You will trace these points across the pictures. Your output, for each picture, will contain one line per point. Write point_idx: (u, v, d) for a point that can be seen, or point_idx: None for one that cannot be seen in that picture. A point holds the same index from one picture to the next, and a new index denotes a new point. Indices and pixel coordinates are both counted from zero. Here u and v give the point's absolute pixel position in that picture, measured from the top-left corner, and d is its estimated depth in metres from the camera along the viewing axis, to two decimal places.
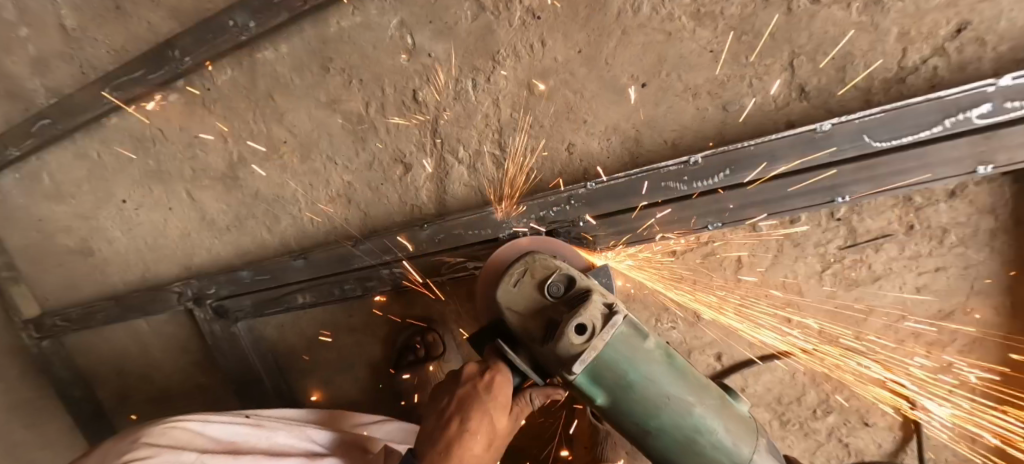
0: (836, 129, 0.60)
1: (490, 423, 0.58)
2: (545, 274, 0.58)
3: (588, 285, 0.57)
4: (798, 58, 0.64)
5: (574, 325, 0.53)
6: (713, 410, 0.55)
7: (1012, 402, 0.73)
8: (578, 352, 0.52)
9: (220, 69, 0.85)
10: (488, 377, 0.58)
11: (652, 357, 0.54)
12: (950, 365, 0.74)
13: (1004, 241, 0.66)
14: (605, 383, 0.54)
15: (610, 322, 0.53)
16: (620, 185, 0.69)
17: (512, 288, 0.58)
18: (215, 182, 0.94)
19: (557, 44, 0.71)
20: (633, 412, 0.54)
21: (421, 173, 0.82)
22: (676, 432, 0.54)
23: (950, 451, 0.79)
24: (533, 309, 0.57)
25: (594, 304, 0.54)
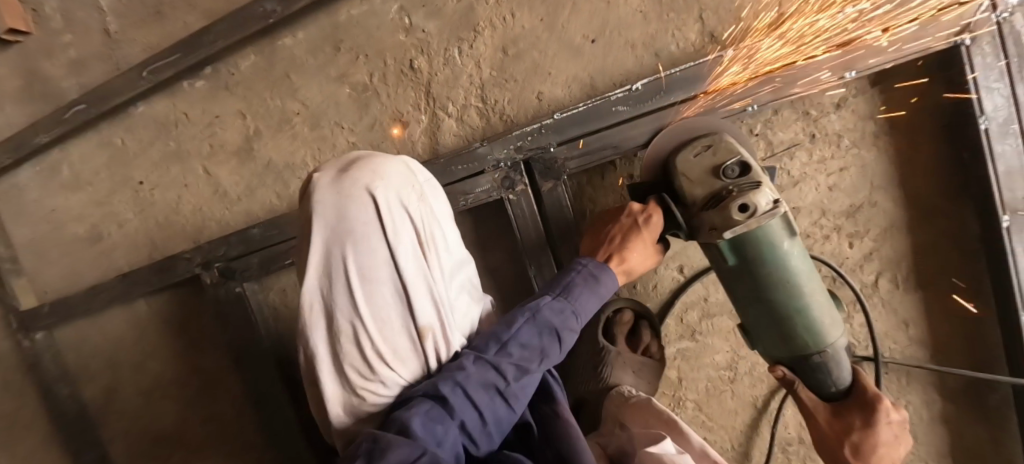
0: (738, 54, 0.80)
1: (640, 251, 0.72)
2: (727, 157, 0.66)
3: (759, 178, 0.63)
4: (703, 13, 0.86)
5: (738, 203, 0.61)
6: (817, 301, 0.68)
7: (925, 283, 0.89)
8: (734, 224, 0.62)
9: (245, 56, 1.03)
10: (648, 215, 0.72)
11: (790, 252, 0.65)
12: (871, 254, 0.89)
13: (886, 141, 0.85)
14: (744, 256, 0.65)
15: (770, 211, 0.62)
16: (581, 112, 0.86)
17: (692, 157, 0.68)
18: (231, 156, 1.07)
19: (524, 15, 0.91)
20: (754, 284, 0.67)
21: (417, 128, 0.98)
22: (774, 303, 0.67)
23: (884, 338, 0.93)
24: (701, 179, 0.66)
25: (761, 193, 0.62)
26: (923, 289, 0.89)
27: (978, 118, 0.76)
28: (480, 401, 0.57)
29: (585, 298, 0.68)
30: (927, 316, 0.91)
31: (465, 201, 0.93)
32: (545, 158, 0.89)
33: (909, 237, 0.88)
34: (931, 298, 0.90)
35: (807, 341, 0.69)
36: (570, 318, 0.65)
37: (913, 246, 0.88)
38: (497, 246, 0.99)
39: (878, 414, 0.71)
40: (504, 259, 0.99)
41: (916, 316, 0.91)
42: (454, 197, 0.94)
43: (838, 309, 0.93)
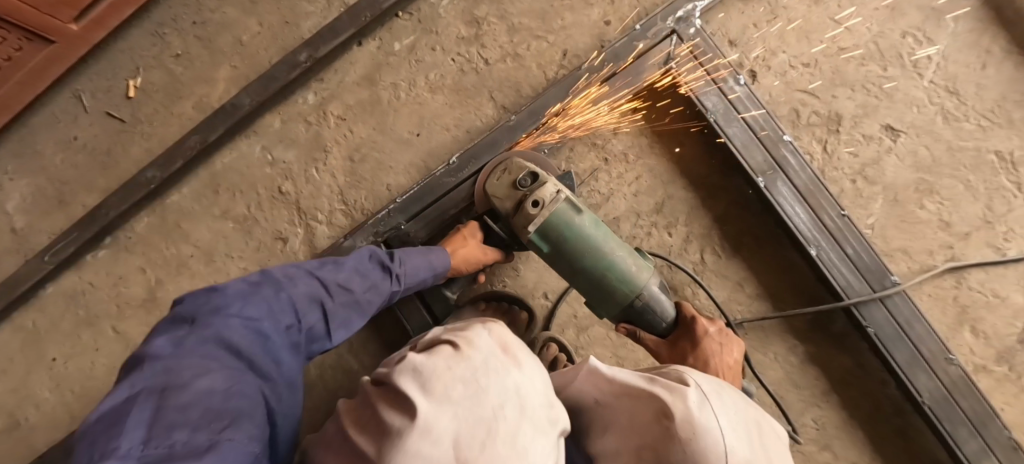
0: (519, 118, 1.03)
1: (466, 247, 0.98)
2: (519, 172, 0.87)
3: (546, 178, 0.84)
4: (493, 93, 1.09)
5: (530, 202, 0.82)
6: (622, 257, 0.83)
7: (740, 248, 1.04)
8: (532, 218, 0.82)
9: (139, 219, 1.19)
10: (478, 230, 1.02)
11: (582, 224, 0.82)
12: (689, 237, 1.05)
13: (660, 147, 1.06)
14: (548, 239, 0.83)
15: (556, 198, 0.82)
16: (417, 192, 1.05)
17: (496, 182, 0.88)
18: (138, 308, 1.18)
19: (361, 129, 1.13)
20: (567, 259, 0.83)
21: (296, 240, 1.14)
22: (588, 266, 0.83)
23: (733, 305, 1.05)
24: (507, 194, 0.87)
25: (547, 187, 0.82)
26: (741, 254, 1.04)
27: (705, 113, 1.00)
28: (302, 303, 0.74)
29: (410, 253, 0.91)
30: (754, 276, 1.04)
31: None
32: (401, 236, 1.04)
33: (711, 215, 1.05)
34: (750, 261, 1.04)
35: (625, 290, 0.83)
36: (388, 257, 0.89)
37: (717, 222, 1.05)
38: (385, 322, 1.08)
39: (699, 333, 0.86)
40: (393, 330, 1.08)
41: (748, 277, 1.05)
42: None
43: (686, 291, 1.06)
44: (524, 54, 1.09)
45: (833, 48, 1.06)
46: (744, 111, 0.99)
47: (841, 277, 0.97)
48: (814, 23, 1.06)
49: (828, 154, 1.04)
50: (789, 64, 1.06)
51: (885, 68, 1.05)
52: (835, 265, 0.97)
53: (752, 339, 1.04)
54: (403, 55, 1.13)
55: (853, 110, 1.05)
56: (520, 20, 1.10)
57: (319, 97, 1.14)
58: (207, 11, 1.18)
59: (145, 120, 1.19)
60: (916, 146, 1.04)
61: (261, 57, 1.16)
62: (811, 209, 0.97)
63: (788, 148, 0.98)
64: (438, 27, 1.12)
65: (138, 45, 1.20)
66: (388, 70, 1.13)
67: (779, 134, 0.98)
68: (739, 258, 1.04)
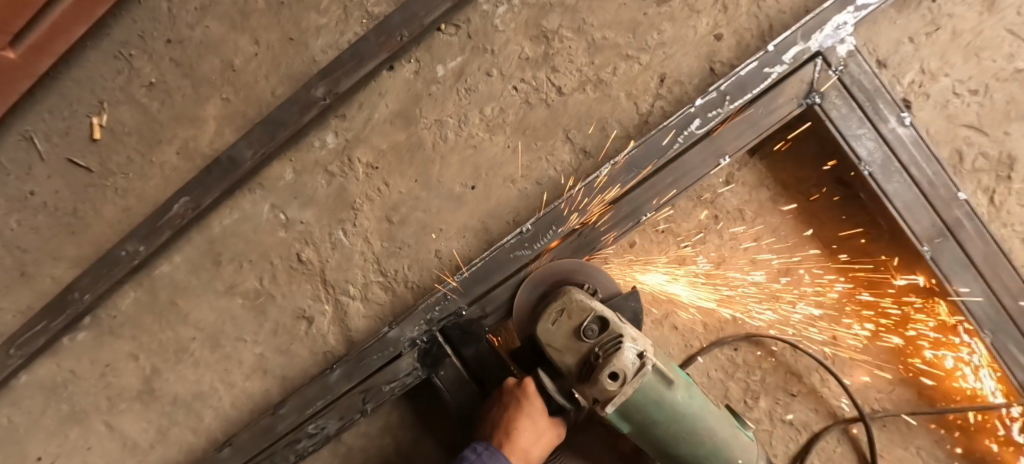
0: (612, 171, 0.79)
1: (531, 429, 0.72)
2: (581, 316, 0.64)
3: (621, 331, 0.63)
4: (569, 132, 0.85)
5: (606, 375, 0.60)
6: (722, 437, 0.70)
7: (882, 325, 0.84)
8: (612, 396, 0.62)
9: (124, 295, 0.96)
10: (531, 388, 0.72)
11: (675, 404, 0.67)
12: (819, 311, 0.85)
13: (785, 201, 0.84)
14: (633, 417, 0.67)
15: (640, 370, 0.62)
16: (480, 268, 0.81)
17: (551, 325, 0.65)
18: (131, 403, 0.96)
19: (398, 181, 0.89)
20: (656, 437, 0.69)
21: (323, 320, 0.91)
22: (680, 445, 0.69)
23: (873, 392, 0.84)
24: (567, 345, 0.64)
25: (626, 352, 0.62)
26: (883, 331, 0.84)
27: (860, 166, 0.75)
28: None
29: None
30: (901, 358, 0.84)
31: (391, 388, 0.84)
32: (460, 324, 0.82)
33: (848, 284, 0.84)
34: (897, 340, 0.84)
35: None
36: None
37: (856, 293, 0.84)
38: (442, 420, 0.90)
39: None
40: (452, 428, 0.90)
41: (890, 360, 0.84)
42: (377, 388, 0.84)
43: (814, 377, 0.85)
44: (607, 80, 0.84)
45: (1008, 69, 0.80)
46: (908, 162, 0.75)
47: (1020, 370, 0.75)
48: (985, 36, 0.80)
49: (995, 207, 0.81)
50: (952, 91, 0.80)
51: None
52: (1019, 361, 0.75)
53: (896, 433, 0.85)
54: (449, 82, 0.87)
55: None
56: (601, 35, 0.84)
57: (342, 140, 0.89)
58: (184, 26, 0.92)
59: (119, 171, 0.94)
60: None
61: (262, 88, 0.90)
62: (989, 285, 0.75)
63: (963, 208, 0.74)
64: (494, 44, 0.86)
65: (98, 72, 0.93)
66: (430, 104, 0.87)
67: (954, 190, 0.74)
68: (882, 337, 0.84)
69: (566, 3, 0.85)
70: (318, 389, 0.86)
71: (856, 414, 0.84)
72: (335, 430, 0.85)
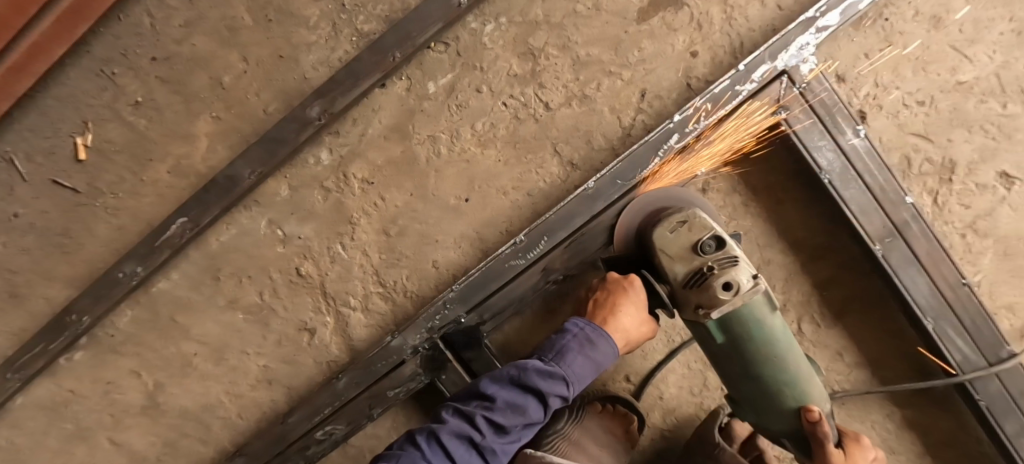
0: (599, 184, 0.84)
1: (633, 314, 0.74)
2: (700, 233, 0.70)
3: (736, 252, 0.69)
4: (558, 146, 0.89)
5: (721, 284, 0.67)
6: (803, 374, 0.73)
7: (842, 314, 0.93)
8: (721, 304, 0.67)
9: (122, 313, 0.97)
10: (633, 276, 0.76)
11: (773, 327, 0.70)
12: (786, 304, 0.93)
13: (756, 206, 0.91)
14: (731, 331, 0.69)
15: (753, 289, 0.67)
16: (477, 278, 0.86)
17: (669, 235, 0.72)
18: (136, 417, 0.98)
19: (393, 194, 0.92)
20: (745, 360, 0.71)
21: (326, 330, 0.94)
22: (767, 372, 0.71)
23: (833, 373, 0.95)
24: (681, 256, 0.71)
25: (741, 270, 0.67)
26: (843, 319, 0.93)
27: (818, 173, 0.83)
28: None
29: (579, 365, 0.69)
30: (858, 342, 0.94)
31: (396, 393, 0.89)
32: (461, 330, 0.87)
33: (812, 279, 0.93)
34: (855, 327, 0.93)
35: (796, 405, 0.73)
36: (561, 383, 0.67)
37: (820, 287, 0.93)
38: None
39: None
40: None
41: (848, 346, 0.94)
42: (383, 393, 0.89)
43: None
44: (593, 95, 0.89)
45: (951, 82, 0.88)
46: (863, 170, 0.83)
47: (955, 351, 0.86)
48: (932, 51, 0.88)
49: (938, 206, 0.90)
50: (903, 102, 0.89)
51: (1005, 105, 0.89)
52: (954, 343, 0.86)
53: (850, 408, 0.96)
54: (441, 98, 0.90)
55: (968, 155, 0.90)
56: (586, 52, 0.89)
57: (337, 156, 0.92)
58: (169, 43, 0.92)
59: (110, 190, 0.94)
60: None
61: (254, 105, 0.91)
62: (930, 277, 0.84)
63: (909, 211, 0.83)
64: (483, 61, 0.89)
65: (82, 90, 0.92)
66: (423, 119, 0.90)
67: (902, 194, 0.83)
68: (842, 324, 0.93)
69: (552, 21, 0.89)
70: (326, 397, 0.90)
71: None
72: (343, 435, 0.91)
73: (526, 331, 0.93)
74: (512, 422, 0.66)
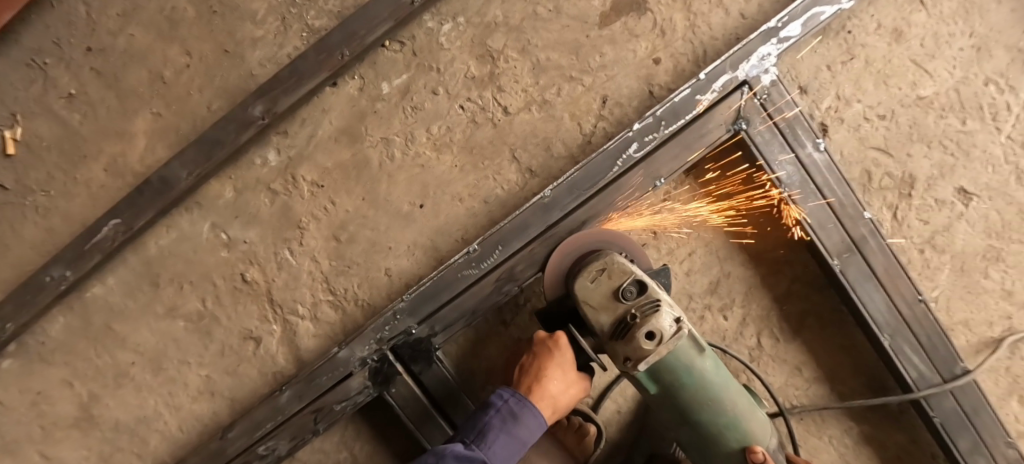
0: (555, 193, 0.81)
1: (557, 382, 0.74)
2: (621, 278, 0.68)
3: (658, 296, 0.67)
4: (516, 152, 0.87)
5: (642, 333, 0.65)
6: (743, 412, 0.71)
7: (803, 328, 0.92)
8: (645, 355, 0.65)
9: (52, 320, 0.91)
10: (557, 338, 0.76)
11: (703, 369, 0.69)
12: (746, 318, 0.92)
13: (716, 218, 0.90)
14: (661, 379, 0.69)
15: (676, 333, 0.66)
16: (428, 288, 0.83)
17: (590, 284, 0.69)
18: (67, 431, 0.92)
19: (344, 199, 0.88)
20: (681, 406, 0.70)
21: (271, 340, 0.90)
22: (703, 417, 0.70)
23: (793, 388, 0.93)
24: (604, 305, 0.68)
25: (662, 315, 0.65)
26: (803, 334, 0.92)
27: (778, 187, 0.82)
28: None
29: (501, 444, 0.69)
30: (818, 357, 0.93)
31: (342, 407, 0.85)
32: (411, 342, 0.83)
33: (773, 293, 0.91)
34: (814, 342, 0.92)
35: (739, 447, 0.72)
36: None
37: (780, 301, 0.91)
38: (396, 432, 0.92)
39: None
40: (406, 440, 0.92)
41: (808, 360, 0.93)
42: (328, 407, 0.85)
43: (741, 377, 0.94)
44: (552, 101, 0.86)
45: (911, 96, 0.88)
46: (822, 184, 0.82)
47: (912, 368, 0.85)
48: (893, 65, 0.87)
49: (898, 221, 0.90)
50: (864, 116, 0.88)
51: (963, 121, 0.89)
52: (911, 359, 0.85)
53: (809, 423, 0.95)
54: (395, 100, 0.86)
55: (928, 171, 0.89)
56: (546, 56, 0.86)
57: (284, 157, 0.87)
58: (105, 34, 0.86)
59: (39, 189, 0.88)
60: (987, 210, 0.90)
61: (196, 103, 0.86)
62: (888, 293, 0.84)
63: (867, 227, 0.82)
64: (439, 62, 0.86)
65: (10, 82, 0.86)
66: (376, 121, 0.87)
67: (860, 209, 0.82)
68: (802, 339, 0.92)
69: (511, 23, 0.86)
70: (268, 410, 0.86)
71: (776, 409, 0.93)
72: (287, 451, 0.86)
73: (480, 344, 0.90)
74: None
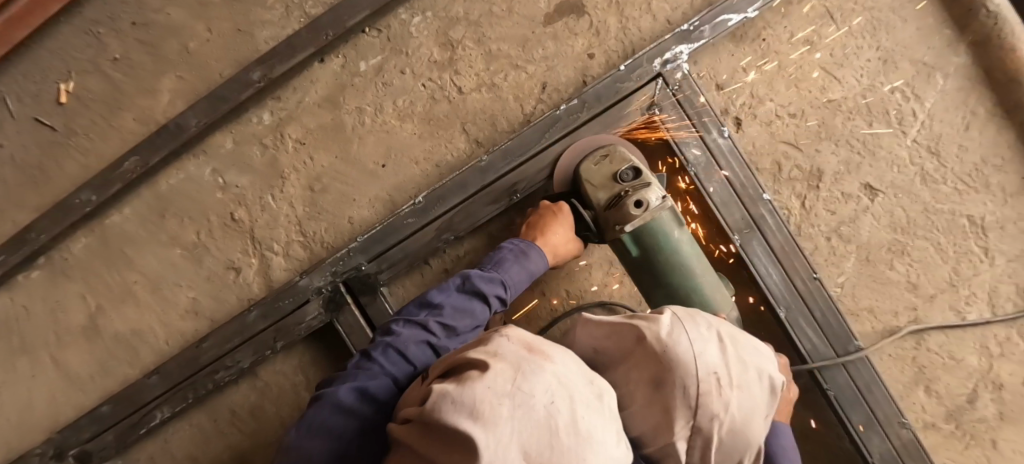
0: (491, 158, 0.95)
1: (560, 234, 0.88)
2: (620, 163, 0.85)
3: (649, 178, 0.83)
4: (466, 125, 1.02)
5: (632, 202, 0.81)
6: (710, 283, 0.84)
7: None
8: (631, 219, 0.81)
9: (77, 240, 1.10)
10: (559, 205, 0.90)
11: (679, 239, 0.83)
12: None
13: None
14: (642, 243, 0.82)
15: (659, 205, 0.82)
16: (378, 231, 0.97)
17: (593, 167, 0.86)
18: (76, 336, 1.10)
19: (320, 156, 1.04)
20: (656, 270, 0.83)
21: (250, 271, 1.06)
22: (674, 281, 0.83)
23: None
24: (603, 184, 0.85)
25: (651, 190, 0.82)
26: None
27: (686, 166, 0.93)
28: None
29: (514, 270, 0.82)
30: None
31: (299, 329, 0.99)
32: (360, 276, 0.98)
33: None
34: None
35: (704, 313, 0.84)
36: (498, 286, 0.80)
37: None
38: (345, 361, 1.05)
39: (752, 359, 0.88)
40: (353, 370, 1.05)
41: None
42: (287, 328, 0.99)
43: None
44: (500, 84, 1.01)
45: (821, 99, 0.99)
46: (725, 167, 0.93)
47: (806, 340, 0.93)
48: (804, 71, 0.99)
49: (806, 210, 0.99)
50: (776, 113, 0.99)
51: (871, 124, 0.98)
52: (804, 330, 0.93)
53: None
54: (370, 76, 1.03)
55: (835, 166, 0.99)
56: (498, 47, 1.02)
57: (276, 118, 1.05)
58: (148, 12, 1.08)
59: (81, 131, 1.08)
60: (893, 206, 0.98)
61: (211, 70, 1.06)
62: (783, 269, 0.93)
63: (766, 207, 0.92)
64: (409, 47, 1.03)
65: (71, 46, 1.09)
66: (353, 93, 1.04)
67: (759, 191, 0.93)
68: None
69: (470, 18, 1.02)
70: (237, 327, 1.01)
71: None
72: (250, 364, 1.01)
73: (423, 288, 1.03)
74: (461, 323, 0.75)
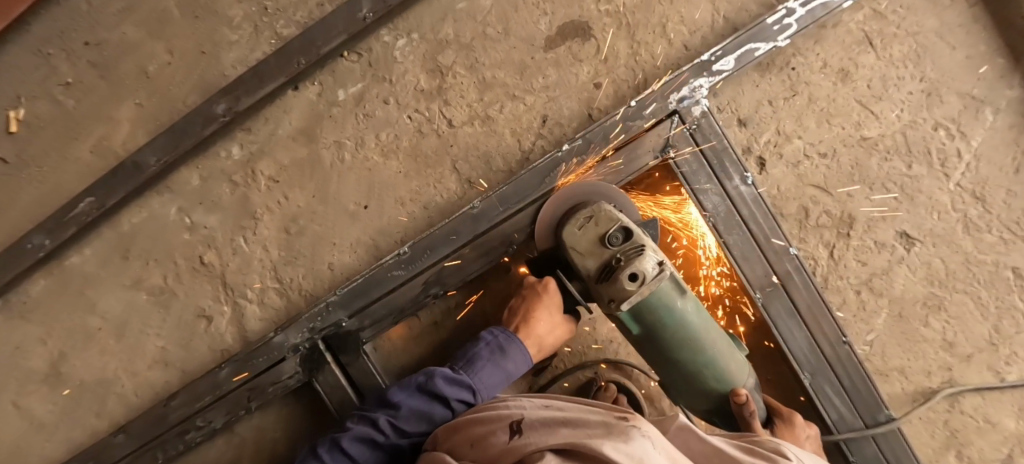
0: (485, 205, 0.85)
1: (547, 321, 0.81)
2: (609, 224, 0.71)
3: (643, 242, 0.69)
4: (457, 163, 0.91)
5: (626, 274, 0.67)
6: (723, 351, 0.73)
7: None
8: (629, 294, 0.67)
9: (34, 282, 1.01)
10: (544, 283, 0.83)
11: (684, 310, 0.70)
12: None
13: None
14: (643, 319, 0.70)
15: (657, 275, 0.68)
16: (360, 284, 0.88)
17: (578, 231, 0.73)
18: (38, 385, 1.02)
19: (296, 194, 0.94)
20: (662, 345, 0.72)
21: (222, 320, 0.97)
22: (682, 355, 0.72)
23: None
24: (591, 250, 0.72)
25: (647, 258, 0.68)
26: None
27: (704, 216, 0.83)
28: None
29: (486, 371, 0.76)
30: None
31: (275, 388, 0.91)
32: (341, 332, 0.89)
33: None
34: None
35: (717, 384, 0.74)
36: (466, 390, 0.75)
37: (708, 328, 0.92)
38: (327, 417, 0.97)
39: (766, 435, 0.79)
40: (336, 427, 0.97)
41: None
42: (262, 387, 0.91)
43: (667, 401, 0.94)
44: (495, 117, 0.90)
45: (855, 136, 0.88)
46: (747, 217, 0.83)
47: (832, 409, 0.84)
48: (837, 104, 0.88)
49: (834, 260, 0.89)
50: (804, 152, 0.88)
51: (910, 165, 0.88)
52: (831, 399, 0.84)
53: None
54: (349, 106, 0.92)
55: (868, 212, 0.88)
56: (492, 74, 0.90)
57: (247, 152, 0.95)
58: (102, 30, 0.96)
59: (32, 163, 0.98)
60: (931, 257, 0.89)
61: (174, 96, 0.95)
62: (809, 331, 0.83)
63: (792, 262, 0.83)
64: (392, 74, 0.92)
65: (17, 67, 0.97)
66: (331, 124, 0.93)
67: (784, 244, 0.83)
68: None
69: (461, 41, 0.91)
70: (208, 385, 0.92)
71: None
72: (223, 424, 0.93)
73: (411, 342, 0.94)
74: (416, 428, 0.72)
